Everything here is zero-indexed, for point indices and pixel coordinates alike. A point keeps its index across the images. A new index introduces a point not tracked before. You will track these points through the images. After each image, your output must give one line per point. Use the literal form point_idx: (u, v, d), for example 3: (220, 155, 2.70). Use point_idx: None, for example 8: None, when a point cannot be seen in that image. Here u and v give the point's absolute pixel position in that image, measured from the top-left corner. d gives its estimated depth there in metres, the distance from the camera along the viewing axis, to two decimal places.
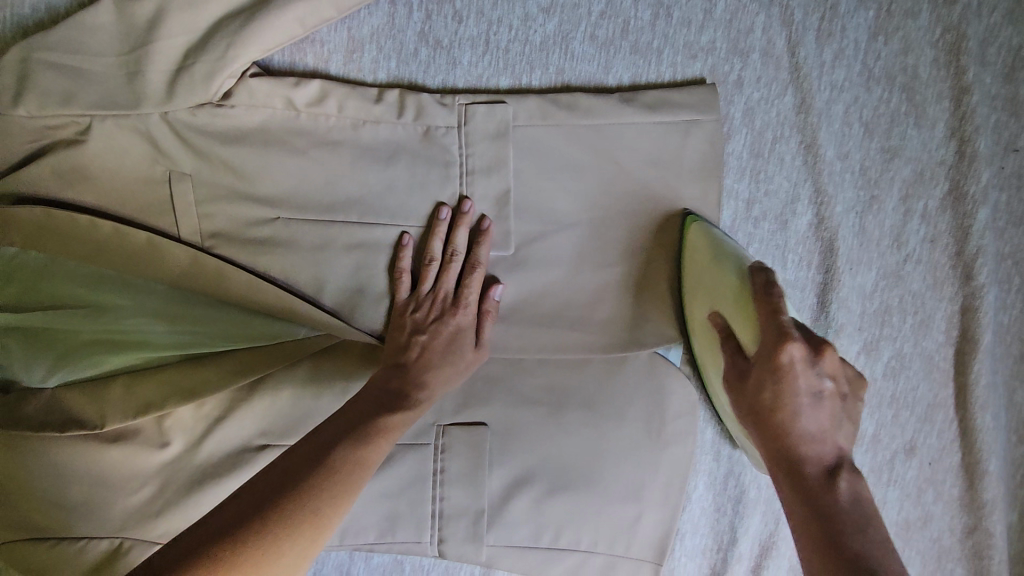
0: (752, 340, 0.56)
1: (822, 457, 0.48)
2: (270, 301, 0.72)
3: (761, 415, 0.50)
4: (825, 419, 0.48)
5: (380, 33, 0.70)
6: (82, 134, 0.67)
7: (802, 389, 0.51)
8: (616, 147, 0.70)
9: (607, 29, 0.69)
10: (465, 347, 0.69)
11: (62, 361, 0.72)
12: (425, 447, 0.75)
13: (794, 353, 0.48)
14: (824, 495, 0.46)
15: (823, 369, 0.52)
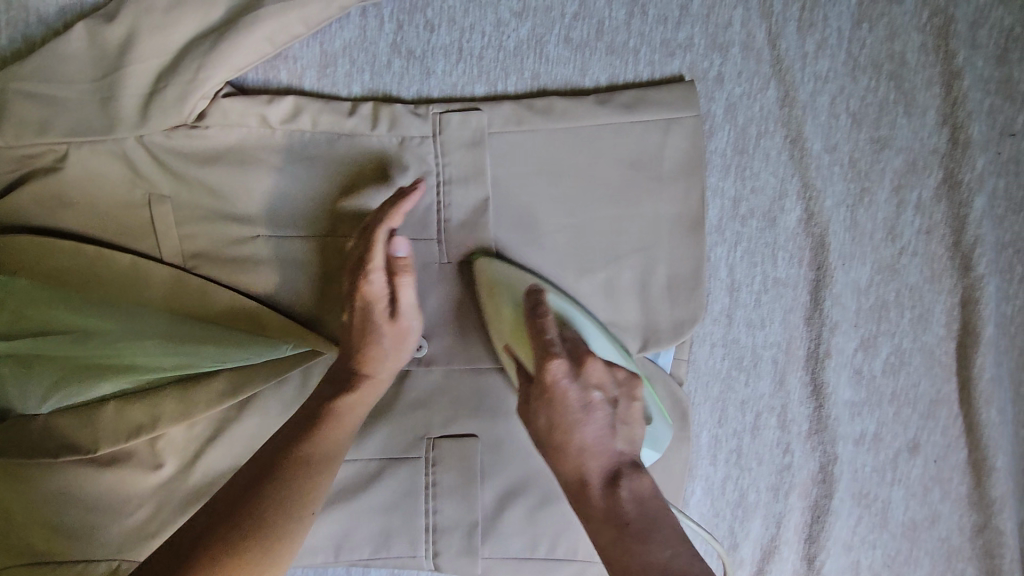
0: (595, 371, 0.59)
1: (603, 470, 0.57)
2: (254, 320, 0.73)
3: (540, 439, 0.60)
4: (603, 428, 0.58)
5: (352, 46, 0.70)
6: (60, 161, 0.67)
7: (588, 416, 0.58)
8: (594, 149, 0.69)
9: (582, 32, 0.68)
10: (408, 341, 0.67)
11: (55, 388, 0.71)
12: (416, 460, 0.75)
13: (591, 371, 0.59)
14: (598, 505, 0.56)
15: (594, 385, 0.59)
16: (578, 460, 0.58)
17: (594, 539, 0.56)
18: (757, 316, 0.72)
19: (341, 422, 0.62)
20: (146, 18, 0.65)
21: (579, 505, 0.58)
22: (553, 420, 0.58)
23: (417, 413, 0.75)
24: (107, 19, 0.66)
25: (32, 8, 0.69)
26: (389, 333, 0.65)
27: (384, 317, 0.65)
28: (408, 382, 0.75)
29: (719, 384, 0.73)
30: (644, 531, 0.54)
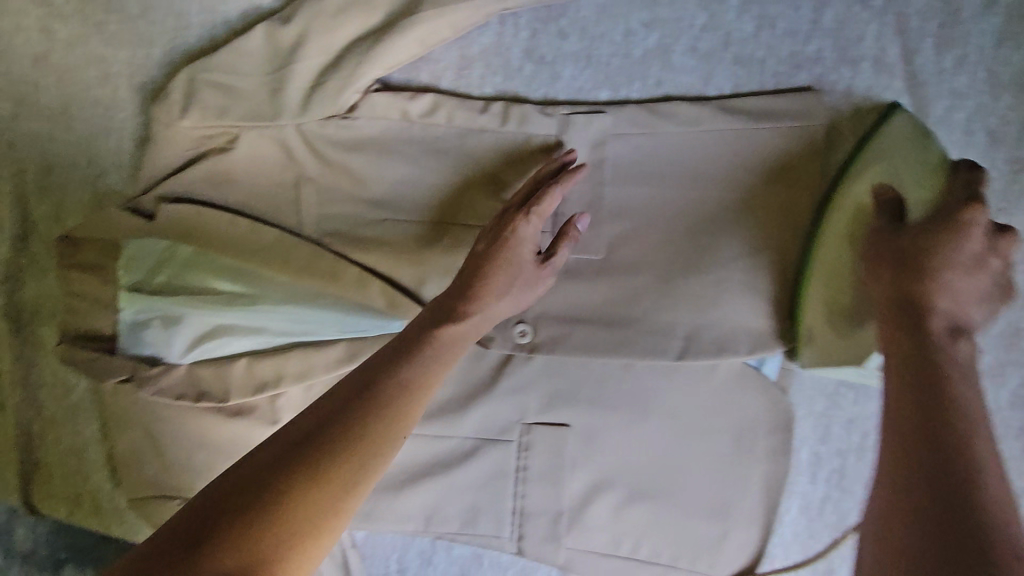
0: (1005, 245, 0.54)
1: (946, 324, 0.51)
2: (374, 296, 0.78)
3: (908, 256, 0.54)
4: (978, 285, 0.53)
5: (489, 51, 0.76)
6: (232, 142, 0.77)
7: (978, 271, 0.53)
8: (712, 153, 0.71)
9: (708, 42, 0.71)
10: (529, 265, 0.64)
11: (198, 339, 0.83)
12: (509, 444, 0.77)
13: (971, 215, 0.53)
14: (941, 353, 0.49)
15: (980, 250, 0.53)
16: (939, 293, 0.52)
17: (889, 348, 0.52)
18: None
19: (430, 370, 0.55)
20: (317, 19, 0.73)
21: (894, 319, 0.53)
22: (927, 252, 0.53)
23: (515, 398, 0.77)
24: (283, 21, 0.75)
25: (219, 12, 0.81)
26: (528, 266, 0.64)
27: (532, 259, 0.64)
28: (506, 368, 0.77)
29: (825, 400, 0.71)
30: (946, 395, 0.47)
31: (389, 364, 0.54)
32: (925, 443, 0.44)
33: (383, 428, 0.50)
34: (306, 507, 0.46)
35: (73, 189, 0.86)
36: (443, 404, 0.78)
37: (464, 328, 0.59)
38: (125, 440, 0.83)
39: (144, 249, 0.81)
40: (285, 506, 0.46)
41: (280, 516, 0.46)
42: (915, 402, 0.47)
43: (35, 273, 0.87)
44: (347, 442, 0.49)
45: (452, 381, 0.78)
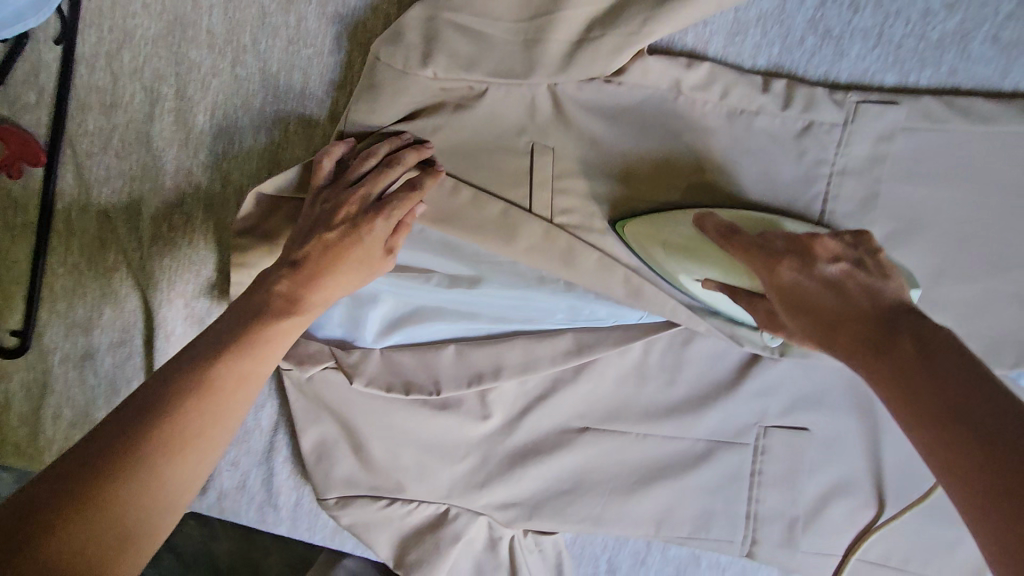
0: (824, 248, 0.55)
1: (875, 310, 0.48)
2: (615, 284, 0.67)
3: (784, 294, 0.53)
4: (859, 288, 0.51)
5: (768, 18, 0.68)
6: (474, 99, 0.67)
7: (840, 292, 0.51)
8: (1010, 156, 0.67)
9: (1014, 31, 0.66)
10: (376, 257, 0.62)
11: (392, 321, 0.74)
12: (746, 447, 0.74)
13: (787, 276, 0.53)
14: (880, 344, 0.46)
15: (831, 258, 0.54)
16: (823, 309, 0.50)
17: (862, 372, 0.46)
18: None
19: (290, 326, 0.59)
20: None
21: (830, 298, 0.51)
22: (816, 300, 0.51)
23: (757, 400, 0.74)
24: None
25: None
26: (376, 265, 0.62)
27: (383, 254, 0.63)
28: (747, 365, 0.73)
29: None
30: (935, 371, 0.42)
31: (236, 328, 0.57)
32: (960, 429, 0.39)
33: (231, 396, 0.54)
34: (133, 489, 0.47)
35: (242, 138, 0.72)
36: (679, 404, 0.74)
37: (326, 298, 0.61)
38: (310, 434, 0.74)
39: None
40: (111, 479, 0.47)
41: (126, 493, 0.47)
42: (921, 392, 0.41)
43: (192, 236, 0.73)
44: (188, 413, 0.51)
45: (688, 381, 0.74)
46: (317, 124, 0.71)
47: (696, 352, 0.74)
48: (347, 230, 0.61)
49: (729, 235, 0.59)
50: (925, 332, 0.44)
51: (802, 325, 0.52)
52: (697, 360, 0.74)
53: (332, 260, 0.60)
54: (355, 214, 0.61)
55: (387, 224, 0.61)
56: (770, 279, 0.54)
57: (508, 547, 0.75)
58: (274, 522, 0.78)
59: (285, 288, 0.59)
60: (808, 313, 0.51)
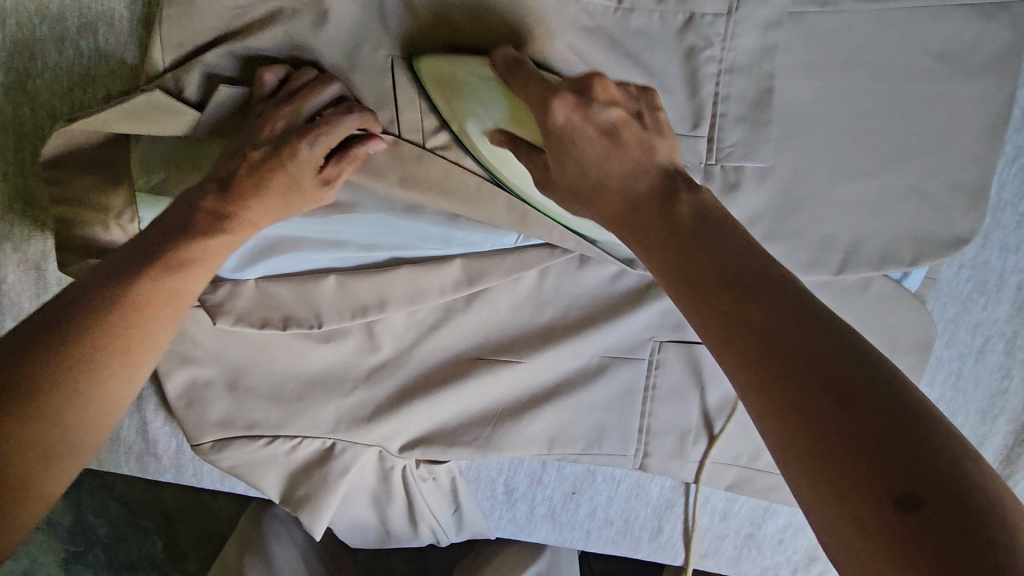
0: (603, 88, 0.48)
1: (654, 189, 0.44)
2: (498, 209, 0.61)
3: (579, 189, 0.47)
4: (631, 151, 0.46)
5: None
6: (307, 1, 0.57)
7: (613, 146, 0.46)
8: (903, 38, 0.62)
9: None
10: (303, 186, 0.56)
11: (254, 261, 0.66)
12: (640, 361, 0.73)
13: (561, 118, 0.46)
14: (659, 222, 0.42)
15: (610, 103, 0.47)
16: (613, 194, 0.45)
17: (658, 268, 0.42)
18: (1014, 239, 0.69)
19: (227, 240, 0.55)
20: None
21: (637, 215, 0.44)
22: (573, 137, 0.46)
23: (647, 316, 0.72)
24: None
25: None
26: (309, 196, 0.57)
27: (311, 183, 0.56)
28: (633, 281, 0.71)
29: (956, 305, 0.71)
30: (710, 252, 0.39)
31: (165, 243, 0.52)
32: (727, 297, 0.37)
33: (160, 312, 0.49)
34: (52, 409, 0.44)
35: (44, 51, 0.63)
36: (570, 323, 0.72)
37: (251, 218, 0.56)
38: (178, 378, 0.71)
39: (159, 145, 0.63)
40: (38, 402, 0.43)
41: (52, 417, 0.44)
42: (747, 331, 0.36)
43: (9, 171, 0.67)
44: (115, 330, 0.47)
45: (575, 300, 0.72)
46: (128, 29, 0.62)
47: (582, 271, 0.71)
48: (270, 151, 0.55)
49: (510, 69, 0.51)
50: (679, 220, 0.42)
51: (568, 183, 0.48)
52: (586, 279, 0.71)
53: (252, 184, 0.55)
54: (286, 133, 0.55)
55: (313, 151, 0.55)
56: (543, 121, 0.47)
57: (401, 478, 0.75)
58: (157, 470, 0.77)
59: (212, 203, 0.54)
60: (570, 185, 0.47)
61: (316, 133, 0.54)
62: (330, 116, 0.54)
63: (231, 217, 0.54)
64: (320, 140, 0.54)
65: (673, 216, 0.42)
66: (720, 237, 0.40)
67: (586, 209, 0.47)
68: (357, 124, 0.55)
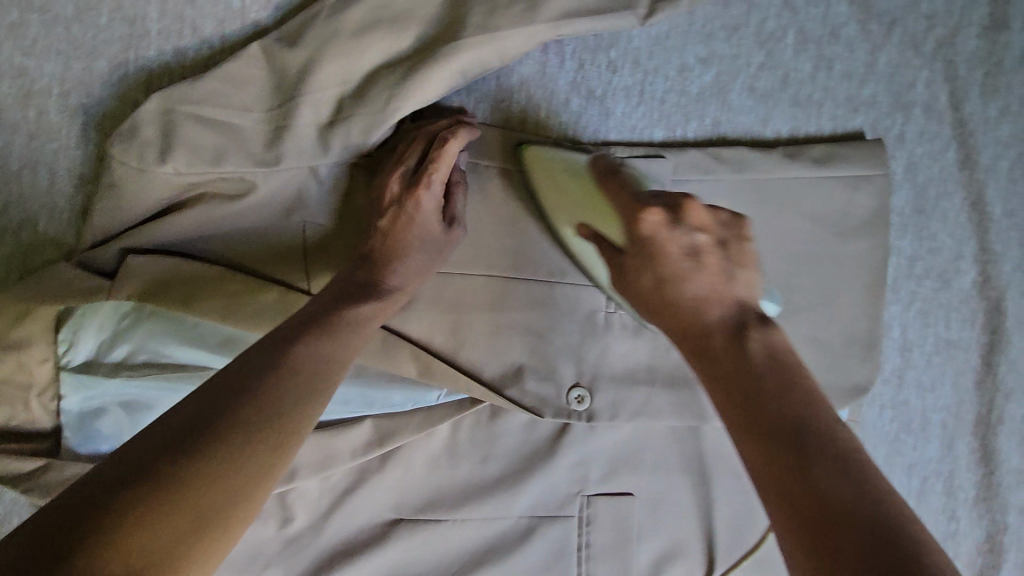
0: (697, 213, 0.53)
1: (725, 322, 0.49)
2: (406, 363, 0.65)
3: (649, 301, 0.53)
4: (707, 280, 0.50)
5: (530, 84, 0.68)
6: (240, 191, 0.62)
7: (695, 266, 0.51)
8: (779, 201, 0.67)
9: (766, 82, 0.68)
10: (434, 229, 0.63)
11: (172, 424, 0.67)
12: (569, 520, 0.70)
13: (649, 223, 0.52)
14: (730, 361, 0.47)
15: (696, 227, 0.52)
16: (684, 319, 0.50)
17: (714, 389, 0.47)
18: (928, 378, 0.70)
19: (332, 353, 0.53)
20: (330, 39, 0.60)
21: (698, 354, 0.49)
22: (654, 256, 0.52)
23: (575, 469, 0.70)
24: (288, 41, 0.61)
25: (189, 22, 0.66)
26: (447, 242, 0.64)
27: (441, 228, 0.64)
28: (557, 435, 0.70)
29: (886, 447, 0.71)
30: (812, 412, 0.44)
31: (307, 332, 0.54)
32: (773, 445, 0.43)
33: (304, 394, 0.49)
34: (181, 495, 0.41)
35: None
36: (494, 480, 0.69)
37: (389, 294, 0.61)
38: None
39: (93, 320, 0.65)
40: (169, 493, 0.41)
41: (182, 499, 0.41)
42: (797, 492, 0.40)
43: None
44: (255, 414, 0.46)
45: (503, 454, 0.69)
46: (68, 219, 0.67)
47: (508, 424, 0.70)
48: (395, 210, 0.62)
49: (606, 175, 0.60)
50: (751, 371, 0.46)
51: (635, 295, 0.54)
52: (511, 433, 0.70)
53: (396, 243, 0.62)
54: (399, 195, 0.62)
55: (432, 194, 0.62)
56: (633, 229, 0.54)
57: None
58: None
59: (357, 278, 0.61)
60: (639, 291, 0.53)
61: (437, 167, 0.61)
62: (437, 156, 0.61)
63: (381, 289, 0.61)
64: (435, 179, 0.62)
65: (669, 294, 0.51)
66: (795, 387, 0.45)
67: (659, 322, 0.53)
68: (457, 148, 0.62)
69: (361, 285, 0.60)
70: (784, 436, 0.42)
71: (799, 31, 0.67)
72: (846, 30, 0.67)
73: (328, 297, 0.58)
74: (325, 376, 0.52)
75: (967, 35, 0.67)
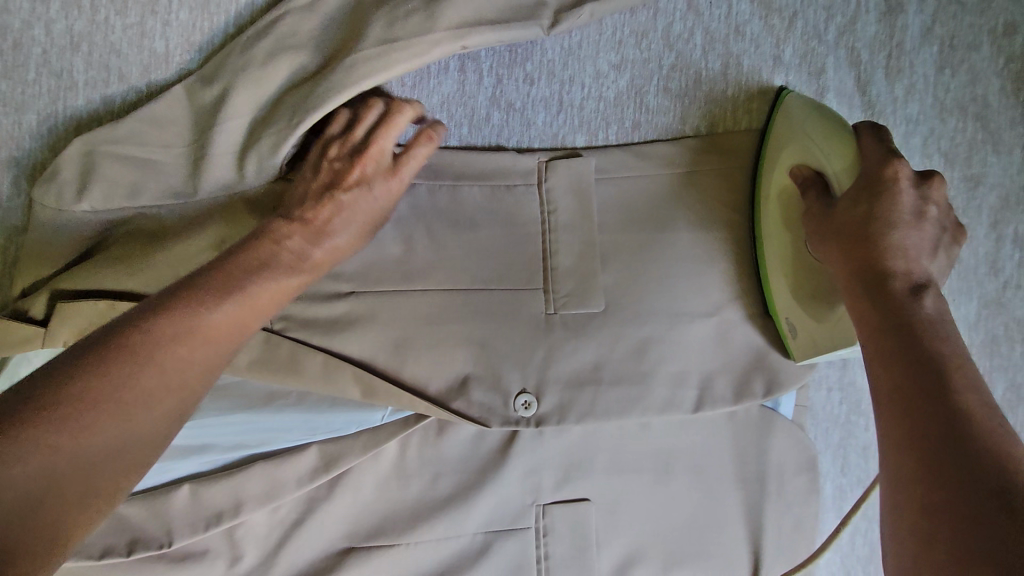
0: (902, 171, 0.54)
1: (908, 275, 0.49)
2: (347, 384, 0.64)
3: (856, 237, 0.52)
4: (925, 235, 0.51)
5: (451, 102, 0.69)
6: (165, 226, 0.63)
7: (916, 225, 0.51)
8: (702, 191, 0.68)
9: (680, 81, 0.70)
10: (385, 205, 0.63)
11: None
12: (527, 532, 0.69)
13: (899, 171, 0.54)
14: (897, 305, 0.47)
15: (925, 194, 0.53)
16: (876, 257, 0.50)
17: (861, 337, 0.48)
18: None
19: (239, 319, 0.50)
20: (243, 72, 0.62)
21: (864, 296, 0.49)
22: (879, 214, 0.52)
23: (528, 479, 0.69)
24: (207, 79, 0.63)
25: (115, 69, 0.66)
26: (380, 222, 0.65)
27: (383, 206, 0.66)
28: (507, 446, 0.69)
29: None
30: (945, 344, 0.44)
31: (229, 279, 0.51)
32: (899, 358, 0.44)
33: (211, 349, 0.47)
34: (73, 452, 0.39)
35: None
36: (446, 498, 0.68)
37: (322, 259, 0.58)
38: None
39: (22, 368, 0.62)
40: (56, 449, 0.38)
41: (68, 456, 0.39)
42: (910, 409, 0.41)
43: None
44: (163, 367, 0.44)
45: (453, 469, 0.69)
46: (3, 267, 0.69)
47: (456, 439, 0.69)
48: (369, 183, 0.61)
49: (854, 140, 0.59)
50: (928, 320, 0.46)
51: (828, 234, 0.54)
52: (459, 447, 0.69)
53: (350, 216, 0.61)
54: (376, 168, 0.62)
55: (404, 180, 0.63)
56: (875, 171, 0.55)
57: None
58: None
59: (295, 245, 0.56)
60: (835, 230, 0.54)
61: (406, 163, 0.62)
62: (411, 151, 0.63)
63: (314, 257, 0.57)
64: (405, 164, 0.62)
65: (872, 234, 0.51)
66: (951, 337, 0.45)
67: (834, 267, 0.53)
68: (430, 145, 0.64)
69: (287, 247, 0.56)
70: (902, 359, 0.44)
71: (706, 31, 0.69)
72: (750, 26, 0.69)
73: (257, 246, 0.55)
74: (235, 337, 0.49)
75: (867, 21, 0.70)
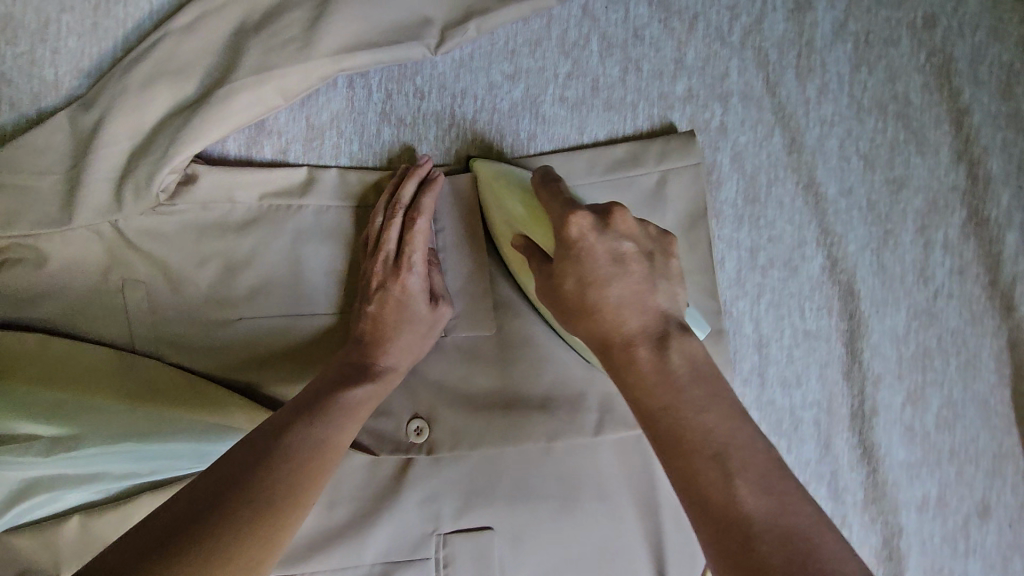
0: (623, 217, 0.49)
1: (645, 329, 0.45)
2: (235, 412, 0.61)
3: (569, 304, 0.48)
4: (632, 280, 0.47)
5: (340, 119, 0.68)
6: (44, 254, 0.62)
7: (620, 268, 0.47)
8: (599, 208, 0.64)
9: (576, 90, 0.67)
10: (418, 303, 0.61)
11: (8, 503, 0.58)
12: (426, 562, 0.66)
13: (578, 227, 0.48)
14: (653, 373, 0.43)
15: (627, 234, 0.49)
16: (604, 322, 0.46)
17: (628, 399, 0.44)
18: (791, 373, 0.65)
19: (305, 473, 0.47)
20: (120, 97, 0.61)
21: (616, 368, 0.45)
22: (574, 289, 0.48)
23: (426, 506, 0.66)
24: (88, 105, 0.62)
25: (6, 97, 0.66)
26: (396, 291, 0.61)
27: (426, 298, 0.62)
28: (402, 473, 0.66)
29: None
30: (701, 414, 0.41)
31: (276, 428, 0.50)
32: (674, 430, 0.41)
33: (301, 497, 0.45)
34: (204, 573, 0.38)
35: None
36: (341, 529, 0.65)
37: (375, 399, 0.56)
38: None
39: None
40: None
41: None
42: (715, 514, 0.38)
43: None
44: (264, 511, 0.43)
45: (348, 497, 0.66)
46: None
47: (350, 467, 0.66)
48: (388, 276, 0.61)
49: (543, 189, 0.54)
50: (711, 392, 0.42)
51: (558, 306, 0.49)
52: (352, 476, 0.66)
53: (389, 326, 0.60)
54: (385, 278, 0.61)
55: (415, 276, 0.61)
56: (560, 232, 0.49)
57: None
58: None
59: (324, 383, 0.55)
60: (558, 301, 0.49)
61: (411, 243, 0.61)
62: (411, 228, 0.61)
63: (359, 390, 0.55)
64: (411, 264, 0.61)
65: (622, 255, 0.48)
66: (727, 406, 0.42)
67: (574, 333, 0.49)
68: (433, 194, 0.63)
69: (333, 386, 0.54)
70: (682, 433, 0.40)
71: (602, 37, 0.67)
72: (649, 30, 0.67)
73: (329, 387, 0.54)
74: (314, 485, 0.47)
75: (774, 19, 0.66)
